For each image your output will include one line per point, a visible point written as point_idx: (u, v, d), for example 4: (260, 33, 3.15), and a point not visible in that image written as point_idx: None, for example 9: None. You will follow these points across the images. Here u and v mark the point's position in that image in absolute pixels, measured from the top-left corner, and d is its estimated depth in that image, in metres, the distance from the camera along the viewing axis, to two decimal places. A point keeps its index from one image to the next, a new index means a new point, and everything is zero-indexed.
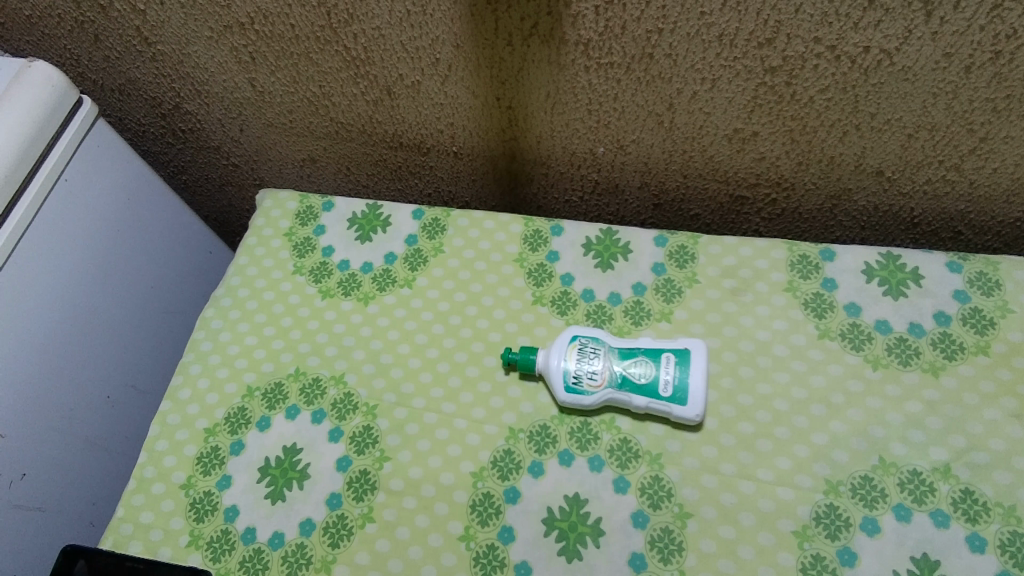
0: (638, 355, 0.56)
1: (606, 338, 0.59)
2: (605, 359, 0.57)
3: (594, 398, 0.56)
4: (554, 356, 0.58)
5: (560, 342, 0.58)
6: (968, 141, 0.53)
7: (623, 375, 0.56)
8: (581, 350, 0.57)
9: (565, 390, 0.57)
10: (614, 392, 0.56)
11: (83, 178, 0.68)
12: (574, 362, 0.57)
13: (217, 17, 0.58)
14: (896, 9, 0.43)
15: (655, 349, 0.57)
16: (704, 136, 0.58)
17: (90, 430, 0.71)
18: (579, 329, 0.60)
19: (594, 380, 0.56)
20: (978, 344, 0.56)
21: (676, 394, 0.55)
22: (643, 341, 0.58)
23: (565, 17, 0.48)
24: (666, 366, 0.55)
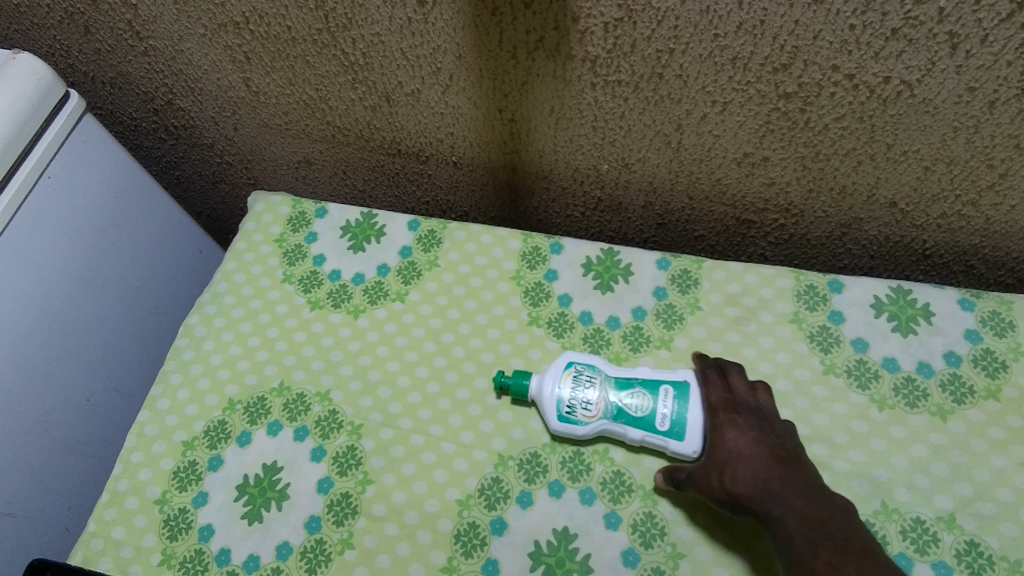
0: (635, 387, 0.54)
1: (603, 365, 0.56)
2: (601, 389, 0.54)
3: (587, 429, 0.54)
4: (547, 381, 0.55)
5: (554, 367, 0.56)
6: (987, 177, 0.51)
7: (619, 407, 0.53)
8: (577, 377, 0.55)
9: (558, 419, 0.54)
10: (609, 424, 0.53)
11: (68, 174, 0.65)
12: (568, 391, 0.54)
13: (210, 15, 0.55)
14: (920, 40, 0.41)
15: (655, 380, 0.54)
16: (713, 159, 0.56)
17: (68, 433, 0.68)
18: (576, 353, 0.57)
19: (588, 411, 0.54)
20: (988, 388, 0.54)
21: (674, 428, 0.52)
22: (642, 370, 0.55)
23: (573, 32, 0.46)
24: (665, 398, 0.53)
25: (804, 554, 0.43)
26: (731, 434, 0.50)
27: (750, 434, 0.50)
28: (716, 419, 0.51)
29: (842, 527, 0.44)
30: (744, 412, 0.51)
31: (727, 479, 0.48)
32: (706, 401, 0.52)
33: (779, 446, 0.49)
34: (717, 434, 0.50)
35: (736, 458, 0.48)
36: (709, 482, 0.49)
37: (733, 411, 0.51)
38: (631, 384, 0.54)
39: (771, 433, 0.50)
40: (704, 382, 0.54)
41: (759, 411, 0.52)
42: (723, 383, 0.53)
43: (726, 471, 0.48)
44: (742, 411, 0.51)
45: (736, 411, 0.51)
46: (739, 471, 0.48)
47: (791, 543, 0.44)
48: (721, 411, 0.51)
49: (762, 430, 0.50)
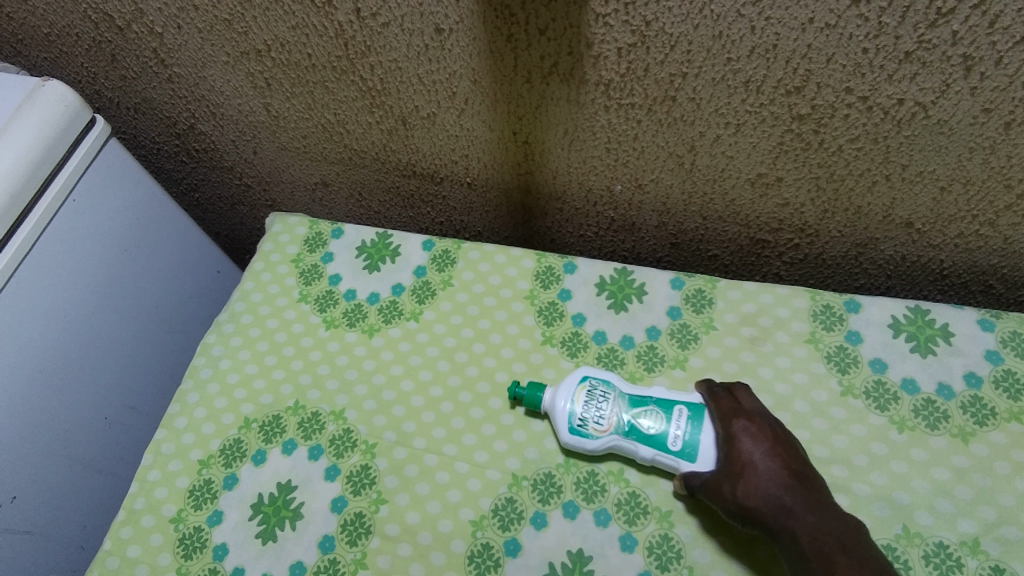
0: (649, 405, 0.53)
1: (620, 382, 0.56)
2: (614, 405, 0.54)
3: (598, 443, 0.54)
4: (561, 395, 0.56)
5: (569, 381, 0.56)
6: (1005, 198, 0.51)
7: (631, 424, 0.53)
8: (591, 391, 0.55)
9: (569, 431, 0.54)
10: (620, 440, 0.53)
11: (92, 196, 0.66)
12: (581, 404, 0.54)
13: (233, 43, 0.57)
14: (934, 63, 0.41)
15: (671, 399, 0.53)
16: (726, 179, 0.56)
17: (86, 451, 0.69)
18: (592, 368, 0.57)
19: (600, 425, 0.53)
20: (1011, 410, 0.53)
21: (686, 449, 0.51)
22: (660, 390, 0.55)
23: (587, 57, 0.47)
24: (680, 419, 0.52)
25: (813, 567, 0.44)
26: (747, 443, 0.49)
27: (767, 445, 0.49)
28: (732, 427, 0.50)
29: (854, 543, 0.45)
30: (758, 423, 0.51)
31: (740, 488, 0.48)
32: (718, 409, 0.52)
33: (792, 459, 0.49)
34: (733, 444, 0.50)
35: (751, 469, 0.48)
36: (719, 490, 0.48)
37: (747, 420, 0.51)
38: (647, 401, 0.53)
39: (785, 444, 0.50)
40: (713, 394, 0.53)
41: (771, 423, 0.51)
42: (732, 395, 0.53)
43: (739, 481, 0.48)
44: (756, 421, 0.51)
45: (750, 420, 0.51)
46: (753, 483, 0.48)
47: (798, 554, 0.45)
48: (736, 419, 0.51)
49: (776, 440, 0.50)
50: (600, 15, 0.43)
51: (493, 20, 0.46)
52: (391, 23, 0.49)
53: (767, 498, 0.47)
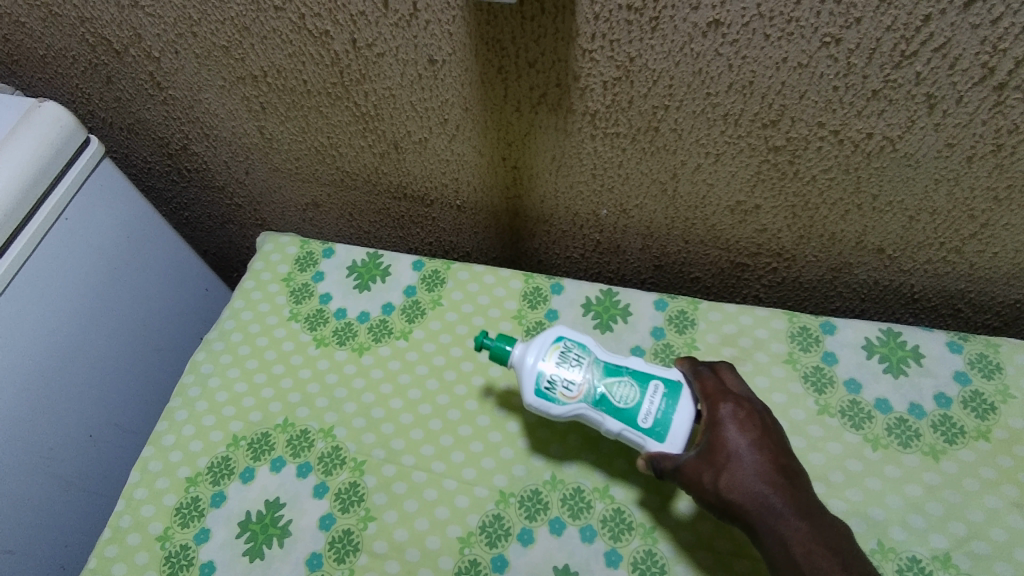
0: (624, 376, 0.50)
1: (596, 346, 0.52)
2: (587, 371, 0.50)
3: (564, 409, 0.50)
4: (531, 353, 0.51)
5: (542, 338, 0.52)
6: (969, 227, 0.54)
7: (603, 394, 0.49)
8: (564, 352, 0.51)
9: (534, 393, 0.51)
10: (587, 409, 0.50)
11: (84, 215, 0.67)
12: (551, 365, 0.51)
13: (230, 69, 0.58)
14: (900, 101, 0.44)
15: (648, 372, 0.50)
16: (706, 206, 0.58)
17: (70, 469, 0.69)
18: (568, 328, 0.53)
19: (569, 391, 0.50)
20: (979, 429, 0.55)
21: (656, 428, 0.48)
22: (637, 360, 0.51)
23: (574, 89, 0.49)
24: (655, 394, 0.49)
25: None
26: (733, 432, 0.47)
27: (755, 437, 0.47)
28: (719, 414, 0.48)
29: None
30: (745, 410, 0.49)
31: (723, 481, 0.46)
32: (703, 390, 0.50)
33: (779, 453, 0.48)
34: (718, 431, 0.47)
35: (737, 460, 0.46)
36: (699, 480, 0.46)
37: (734, 407, 0.49)
38: (621, 372, 0.50)
39: (772, 435, 0.48)
40: (697, 374, 0.51)
41: (758, 412, 0.49)
42: (719, 378, 0.51)
43: (722, 472, 0.46)
44: (744, 409, 0.49)
45: (738, 406, 0.49)
46: (737, 475, 0.46)
47: None
48: (723, 404, 0.48)
49: (764, 432, 0.48)
50: (587, 51, 0.45)
51: (484, 53, 0.48)
52: (387, 53, 0.51)
53: (752, 493, 0.45)
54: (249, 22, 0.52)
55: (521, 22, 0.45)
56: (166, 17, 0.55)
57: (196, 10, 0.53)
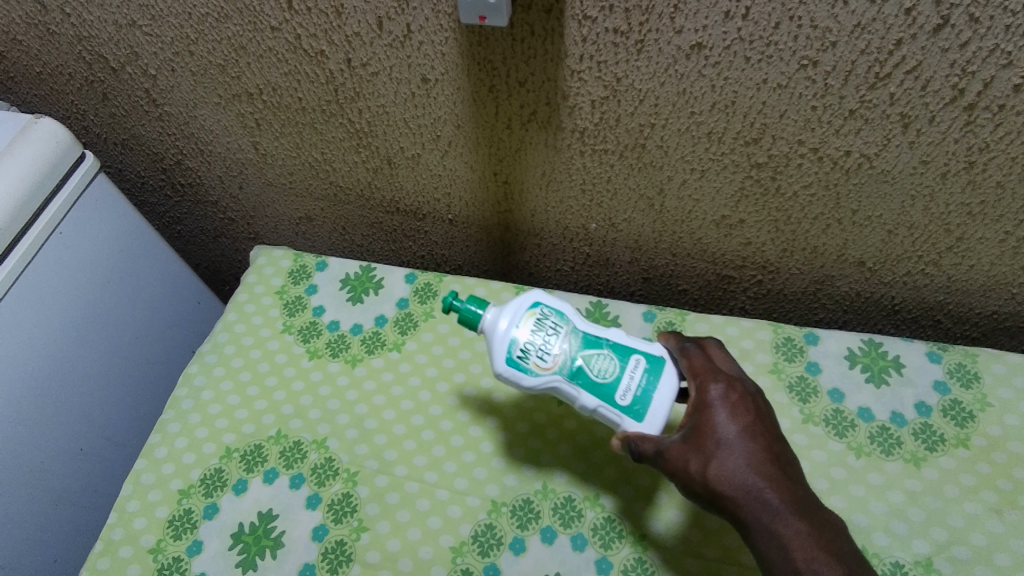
0: (604, 349, 0.47)
1: (574, 313, 0.49)
2: (564, 341, 0.47)
3: (536, 380, 0.47)
4: (503, 317, 0.48)
5: (518, 301, 0.49)
6: (945, 240, 0.55)
7: (581, 366, 0.46)
8: (540, 317, 0.48)
9: (505, 360, 0.47)
10: (563, 382, 0.47)
11: (78, 230, 0.67)
12: (526, 330, 0.47)
13: (226, 86, 0.59)
14: (875, 120, 0.46)
15: (629, 345, 0.48)
16: (692, 220, 0.60)
17: (61, 483, 0.68)
18: (545, 292, 0.49)
19: (543, 361, 0.47)
20: (958, 437, 0.57)
21: (634, 405, 0.46)
22: (617, 331, 0.49)
23: (563, 108, 0.50)
24: (636, 369, 0.47)
25: None
26: (723, 416, 0.45)
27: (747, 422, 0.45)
28: (709, 396, 0.45)
29: None
30: (737, 392, 0.46)
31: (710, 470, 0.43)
32: (691, 367, 0.47)
33: (772, 440, 0.45)
34: (707, 414, 0.45)
35: (726, 447, 0.43)
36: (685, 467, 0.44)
37: (724, 388, 0.46)
38: (601, 343, 0.47)
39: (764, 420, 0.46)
40: (686, 351, 0.48)
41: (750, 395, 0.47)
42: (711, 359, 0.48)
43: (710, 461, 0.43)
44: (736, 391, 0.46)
45: (729, 388, 0.46)
46: (728, 463, 0.43)
47: None
48: (713, 386, 0.46)
49: (755, 419, 0.45)
50: (575, 71, 0.47)
51: (476, 73, 0.50)
52: (381, 72, 0.52)
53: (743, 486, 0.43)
54: (246, 41, 0.54)
55: (511, 43, 0.46)
56: (163, 36, 0.56)
57: (193, 30, 0.54)
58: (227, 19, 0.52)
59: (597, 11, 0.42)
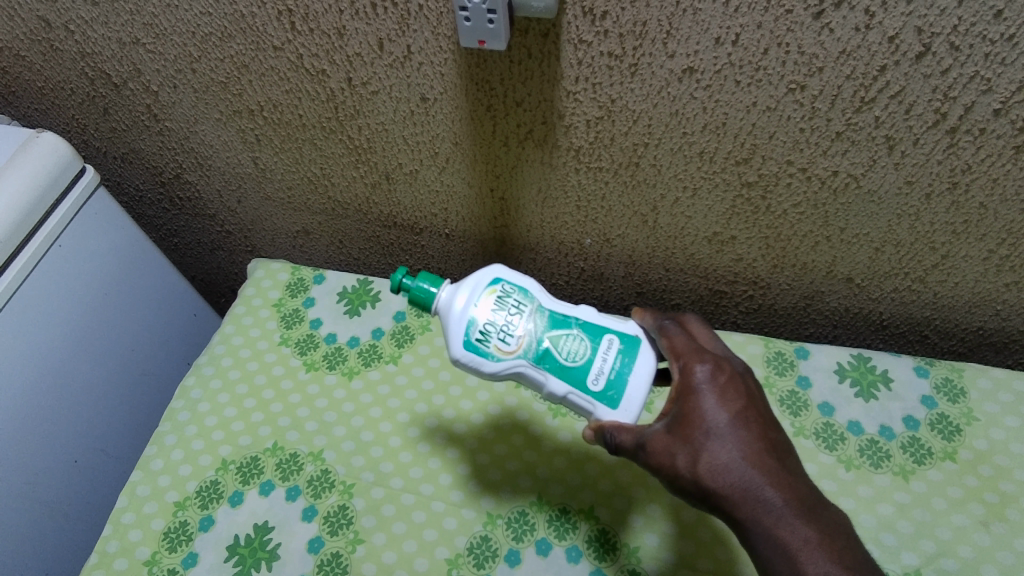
0: (573, 330, 0.47)
1: (539, 291, 0.49)
2: (529, 322, 0.47)
3: (500, 365, 0.47)
4: (463, 298, 0.48)
5: (476, 279, 0.48)
6: (930, 258, 0.57)
7: (547, 349, 0.46)
8: (501, 296, 0.47)
9: (467, 343, 0.47)
10: (529, 366, 0.46)
11: (78, 243, 0.68)
12: (486, 312, 0.47)
13: (227, 103, 0.60)
14: (861, 142, 0.47)
15: (599, 325, 0.47)
16: (685, 237, 0.61)
17: (54, 496, 0.68)
18: (508, 269, 0.49)
19: (506, 344, 0.46)
20: (945, 450, 0.58)
21: (608, 391, 0.46)
22: (586, 310, 0.48)
23: (559, 126, 0.52)
24: (607, 350, 0.46)
25: None
26: (711, 401, 0.42)
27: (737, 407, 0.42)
28: (695, 381, 0.43)
29: None
30: (722, 371, 0.43)
31: (701, 465, 0.41)
32: (672, 348, 0.45)
33: (762, 431, 0.43)
34: (694, 401, 0.42)
35: (714, 438, 0.41)
36: (672, 463, 0.42)
37: (710, 367, 0.43)
38: (569, 323, 0.47)
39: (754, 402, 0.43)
40: (665, 331, 0.46)
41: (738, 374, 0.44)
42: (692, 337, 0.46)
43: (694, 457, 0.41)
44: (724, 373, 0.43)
45: (716, 370, 0.43)
46: (718, 457, 0.41)
47: None
48: (698, 368, 0.43)
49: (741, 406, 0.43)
50: (571, 92, 0.48)
51: (474, 93, 0.51)
52: (380, 91, 0.53)
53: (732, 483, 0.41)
54: (249, 60, 0.55)
55: (509, 65, 0.47)
56: (166, 54, 0.57)
57: (197, 48, 0.56)
58: (230, 39, 0.53)
59: (592, 35, 0.44)
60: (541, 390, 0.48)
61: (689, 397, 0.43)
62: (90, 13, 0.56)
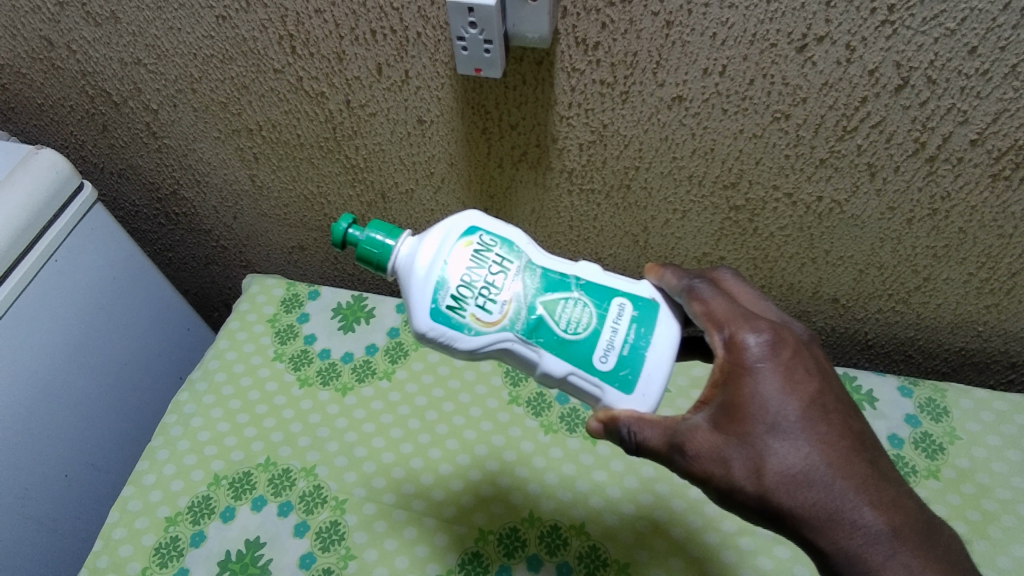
0: (574, 294, 0.41)
1: (526, 245, 0.43)
2: (514, 285, 0.41)
3: (484, 339, 0.41)
4: (432, 256, 0.41)
5: (449, 231, 0.42)
6: (913, 280, 0.58)
7: (542, 319, 0.40)
8: (480, 251, 0.41)
9: (436, 313, 0.41)
10: (515, 341, 0.41)
11: (73, 259, 0.68)
12: (463, 272, 0.41)
13: (226, 122, 0.61)
14: (844, 169, 0.49)
15: (604, 288, 0.41)
16: (675, 257, 0.62)
17: (43, 510, 0.68)
18: (486, 216, 0.43)
19: (487, 314, 0.40)
20: (929, 468, 0.59)
21: (620, 369, 0.40)
22: (586, 267, 0.42)
23: (552, 149, 0.53)
24: (617, 318, 0.41)
25: None
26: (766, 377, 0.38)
27: (803, 400, 0.38)
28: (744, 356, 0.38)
29: None
30: (774, 338, 0.39)
31: (759, 476, 0.37)
32: (711, 317, 0.40)
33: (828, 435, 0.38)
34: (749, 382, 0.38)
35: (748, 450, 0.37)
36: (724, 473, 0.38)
37: (760, 338, 0.39)
38: (566, 286, 0.41)
39: (820, 381, 0.39)
40: (700, 297, 0.41)
41: (801, 348, 0.40)
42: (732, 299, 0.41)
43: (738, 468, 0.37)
44: (786, 345, 0.39)
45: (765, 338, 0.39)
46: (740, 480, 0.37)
47: None
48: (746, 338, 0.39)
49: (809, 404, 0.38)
50: (564, 117, 0.50)
51: (470, 116, 0.52)
52: (378, 113, 0.55)
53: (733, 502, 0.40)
54: (249, 82, 0.56)
55: (504, 91, 0.48)
56: (167, 74, 0.58)
57: (198, 69, 0.57)
58: (231, 61, 0.54)
59: (585, 64, 0.45)
60: (534, 369, 0.42)
61: (745, 376, 0.38)
62: (93, 34, 0.57)
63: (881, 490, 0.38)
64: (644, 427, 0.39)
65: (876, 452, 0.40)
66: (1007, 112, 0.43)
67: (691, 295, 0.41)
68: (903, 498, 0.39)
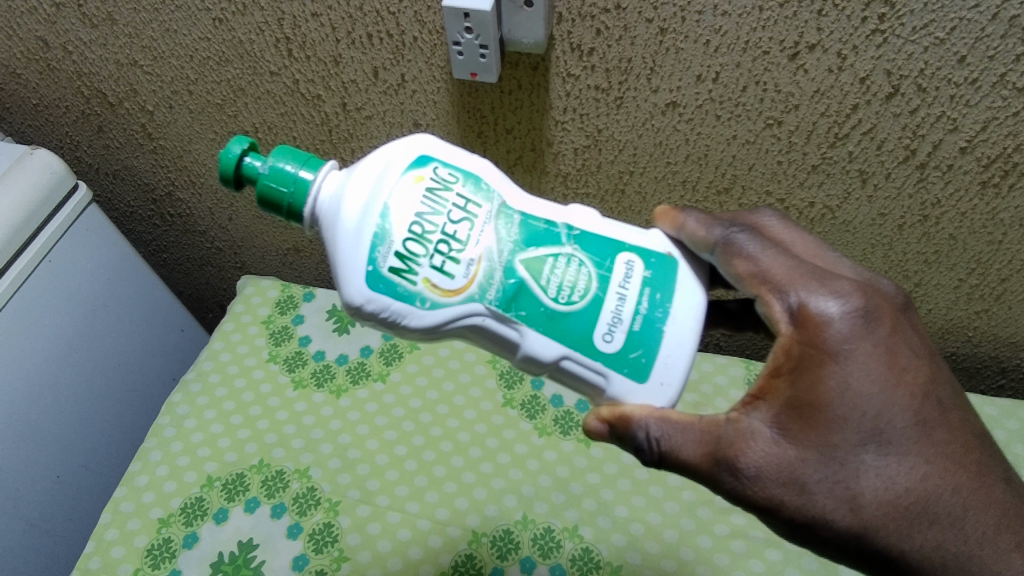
0: (566, 251, 0.36)
1: (497, 182, 0.37)
2: (484, 241, 0.36)
3: (444, 314, 0.36)
4: (368, 200, 0.36)
5: (391, 165, 0.36)
6: (905, 285, 0.59)
7: (524, 287, 0.36)
8: (435, 190, 0.36)
9: (375, 279, 0.36)
10: (487, 316, 0.36)
11: (68, 260, 0.68)
12: (411, 221, 0.35)
13: (222, 124, 0.61)
14: (835, 175, 0.49)
15: (603, 244, 0.37)
16: None
17: (35, 512, 0.68)
18: (444, 146, 0.37)
19: (451, 280, 0.35)
20: None
21: (630, 352, 0.35)
22: (578, 213, 0.37)
23: (548, 154, 0.53)
24: (623, 282, 0.36)
25: None
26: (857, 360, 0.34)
27: (909, 397, 0.35)
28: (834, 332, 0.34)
29: None
30: (868, 308, 0.35)
31: (822, 486, 0.34)
32: (774, 283, 0.35)
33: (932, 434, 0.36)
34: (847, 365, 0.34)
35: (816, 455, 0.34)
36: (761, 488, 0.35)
37: (842, 304, 0.34)
38: (554, 240, 0.36)
39: (932, 368, 0.37)
40: (742, 254, 0.36)
41: (904, 326, 0.36)
42: (786, 253, 0.36)
43: (799, 477, 0.34)
44: (881, 318, 0.35)
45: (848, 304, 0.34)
46: (797, 490, 0.34)
47: None
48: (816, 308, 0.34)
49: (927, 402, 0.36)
50: (559, 122, 0.50)
51: (466, 120, 0.52)
52: (374, 116, 0.55)
53: None
54: (245, 84, 0.56)
55: (499, 95, 0.49)
56: (163, 76, 0.58)
57: (194, 71, 0.57)
58: (227, 63, 0.55)
59: (580, 70, 0.45)
60: (515, 351, 0.37)
61: (827, 361, 0.34)
62: (89, 35, 0.57)
63: (944, 500, 0.36)
64: (672, 434, 0.35)
65: (965, 456, 0.37)
66: (996, 121, 0.43)
67: (729, 252, 0.36)
68: (976, 506, 0.37)
